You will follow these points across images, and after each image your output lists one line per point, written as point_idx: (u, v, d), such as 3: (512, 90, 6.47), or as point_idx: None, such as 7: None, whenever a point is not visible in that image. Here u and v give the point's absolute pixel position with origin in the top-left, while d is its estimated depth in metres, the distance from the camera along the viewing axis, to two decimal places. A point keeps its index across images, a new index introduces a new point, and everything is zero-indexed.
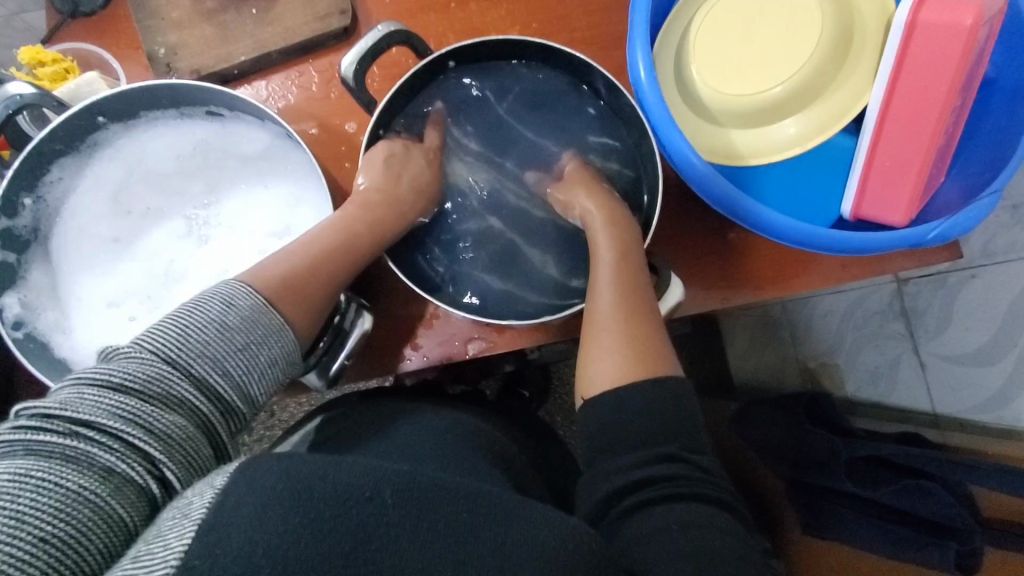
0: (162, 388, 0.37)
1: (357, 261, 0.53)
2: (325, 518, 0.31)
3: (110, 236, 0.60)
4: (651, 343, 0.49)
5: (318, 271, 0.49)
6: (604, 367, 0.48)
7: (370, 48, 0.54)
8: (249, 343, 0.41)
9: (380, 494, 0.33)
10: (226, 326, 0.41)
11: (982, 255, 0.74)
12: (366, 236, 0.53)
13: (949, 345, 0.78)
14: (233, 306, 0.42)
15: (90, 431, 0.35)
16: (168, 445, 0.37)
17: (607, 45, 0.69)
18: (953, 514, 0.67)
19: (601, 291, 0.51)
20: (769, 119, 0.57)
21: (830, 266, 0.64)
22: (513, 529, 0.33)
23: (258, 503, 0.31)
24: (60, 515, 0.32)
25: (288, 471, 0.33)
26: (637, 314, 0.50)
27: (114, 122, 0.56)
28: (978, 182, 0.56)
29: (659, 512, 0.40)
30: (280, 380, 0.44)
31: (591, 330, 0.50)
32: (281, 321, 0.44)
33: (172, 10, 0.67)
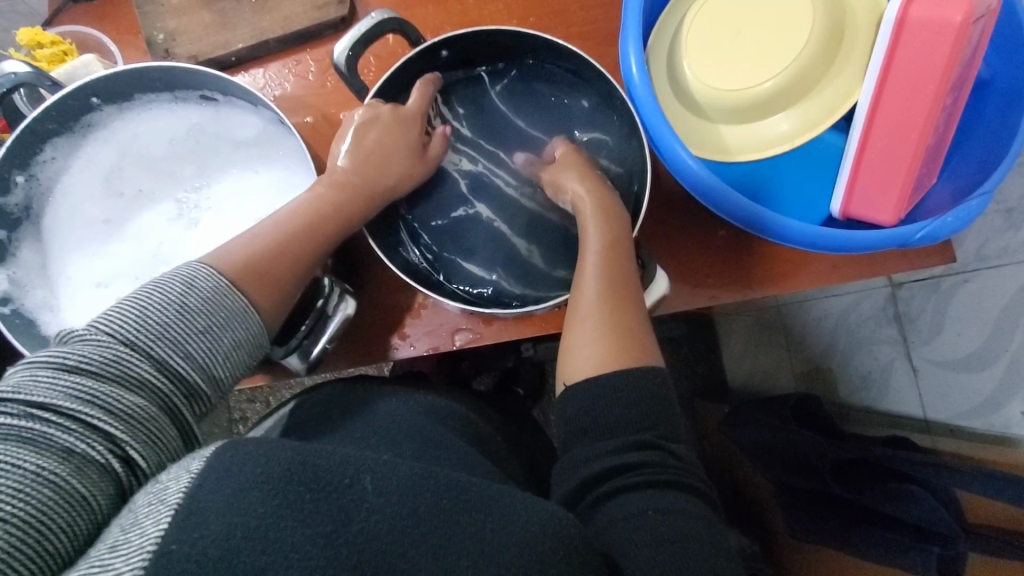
0: (119, 370, 0.38)
1: (329, 242, 0.52)
2: (306, 500, 0.31)
3: (100, 218, 0.60)
4: (634, 333, 0.49)
5: (289, 252, 0.49)
6: (585, 358, 0.48)
7: (361, 35, 0.54)
8: (211, 326, 0.42)
9: (360, 479, 0.32)
10: (186, 307, 0.41)
11: (976, 259, 0.73)
12: (334, 223, 0.52)
13: (940, 350, 0.77)
14: (193, 288, 0.42)
15: (48, 412, 0.35)
16: (129, 425, 0.37)
17: (603, 41, 0.70)
18: (937, 518, 0.66)
19: (586, 280, 0.51)
20: (758, 115, 0.57)
21: (821, 267, 0.64)
22: (490, 512, 0.33)
23: (238, 487, 0.31)
24: (19, 495, 0.32)
25: (267, 456, 0.32)
26: (618, 304, 0.50)
27: (108, 104, 0.57)
28: (968, 184, 0.55)
29: (635, 498, 0.40)
30: (247, 361, 0.44)
31: (574, 318, 0.50)
32: (246, 304, 0.44)
33: None
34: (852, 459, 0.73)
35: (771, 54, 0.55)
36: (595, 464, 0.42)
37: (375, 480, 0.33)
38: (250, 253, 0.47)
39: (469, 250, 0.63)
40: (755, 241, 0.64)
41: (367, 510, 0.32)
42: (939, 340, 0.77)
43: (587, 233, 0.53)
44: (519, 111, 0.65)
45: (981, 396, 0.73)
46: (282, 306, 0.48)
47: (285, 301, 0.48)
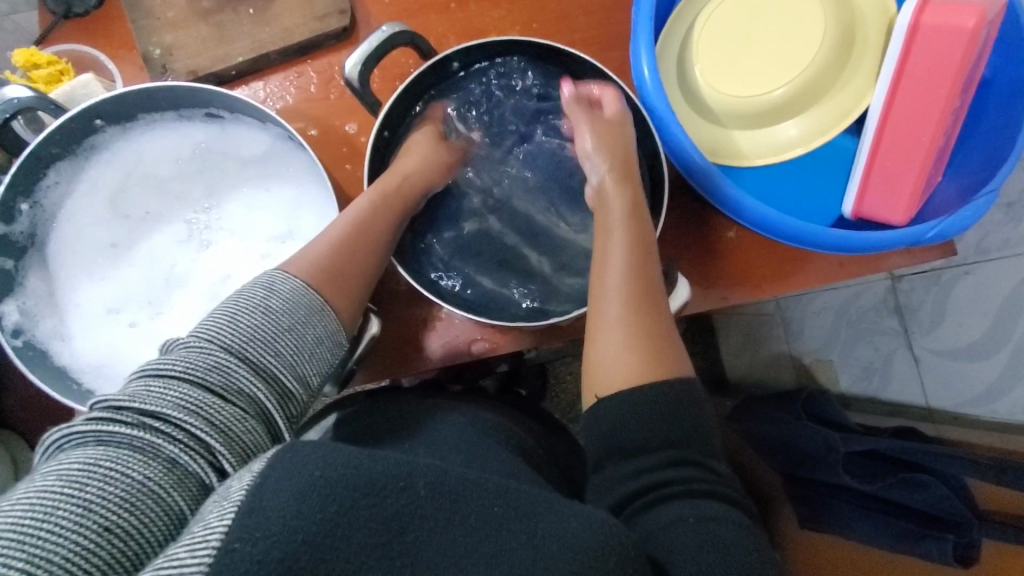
0: (221, 377, 0.37)
1: (382, 240, 0.53)
2: (359, 506, 0.27)
3: (107, 242, 0.59)
4: (660, 351, 0.46)
5: (357, 256, 0.50)
6: (610, 359, 0.46)
7: (373, 50, 0.53)
8: (294, 324, 0.41)
9: (413, 483, 0.28)
10: (270, 309, 0.41)
11: (976, 251, 0.74)
12: (383, 222, 0.53)
13: (942, 339, 0.79)
14: (273, 292, 0.42)
15: (157, 421, 0.35)
16: (227, 436, 0.36)
17: (607, 47, 0.70)
18: (948, 506, 0.68)
19: (612, 277, 0.50)
20: (771, 120, 0.58)
21: (827, 264, 0.65)
22: (539, 522, 0.29)
23: (297, 489, 0.26)
24: (125, 506, 0.31)
25: (328, 456, 0.28)
26: (645, 314, 0.48)
27: (111, 125, 0.56)
28: (974, 182, 0.57)
29: (676, 507, 0.38)
30: (329, 358, 0.44)
31: (598, 327, 0.49)
32: (321, 301, 0.44)
33: (167, 10, 0.66)
34: (861, 451, 0.74)
35: (783, 61, 0.56)
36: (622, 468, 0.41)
37: (429, 481, 0.29)
38: (318, 253, 0.48)
39: (481, 260, 0.62)
40: (763, 243, 0.65)
41: (420, 516, 0.28)
42: (939, 331, 0.80)
43: (607, 236, 0.53)
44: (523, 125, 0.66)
45: (986, 383, 0.76)
46: (355, 305, 0.48)
47: (358, 304, 0.48)
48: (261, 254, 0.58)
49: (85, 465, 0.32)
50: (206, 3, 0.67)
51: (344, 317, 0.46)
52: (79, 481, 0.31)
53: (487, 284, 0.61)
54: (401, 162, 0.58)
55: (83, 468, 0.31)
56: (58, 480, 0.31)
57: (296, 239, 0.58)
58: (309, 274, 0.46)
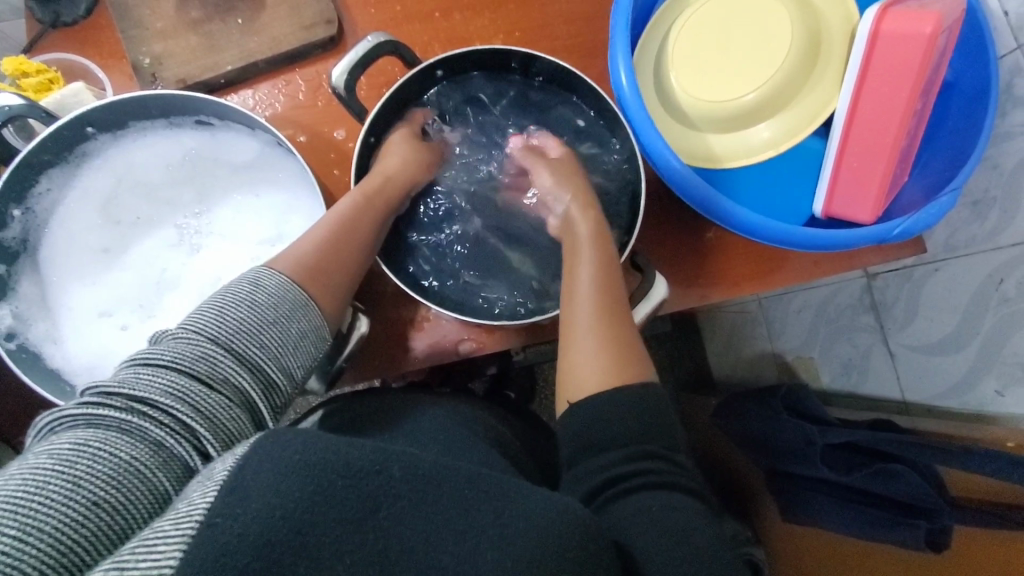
0: (208, 366, 0.38)
1: (367, 240, 0.54)
2: (336, 486, 0.28)
3: (99, 247, 0.60)
4: (629, 354, 0.49)
5: (341, 256, 0.51)
6: (584, 365, 0.48)
7: (358, 59, 0.55)
8: (279, 317, 0.43)
9: (388, 467, 0.29)
10: (256, 302, 0.42)
11: (945, 248, 0.74)
12: (366, 223, 0.54)
13: (914, 336, 0.80)
14: (259, 287, 0.44)
15: (145, 406, 0.36)
16: (212, 422, 0.37)
17: (588, 54, 0.72)
18: (922, 494, 0.70)
19: (579, 289, 0.53)
20: (743, 125, 0.60)
21: (802, 263, 0.67)
22: (508, 503, 0.30)
23: (277, 470, 0.28)
24: (112, 483, 0.32)
25: (307, 442, 0.29)
26: (613, 322, 0.50)
27: (103, 132, 0.57)
28: (938, 182, 0.60)
29: (643, 496, 0.39)
30: (313, 352, 0.45)
31: (571, 333, 0.51)
32: (306, 296, 0.46)
33: (156, 21, 0.68)
34: (839, 443, 0.77)
35: (754, 68, 0.59)
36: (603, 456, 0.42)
37: (403, 465, 0.30)
38: (305, 252, 0.49)
39: (467, 262, 0.63)
40: (739, 242, 0.67)
41: (394, 495, 0.29)
42: (912, 326, 0.81)
43: (576, 253, 0.55)
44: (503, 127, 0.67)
45: (957, 376, 0.75)
46: (339, 302, 0.50)
47: (341, 302, 0.50)
48: (251, 257, 0.59)
49: (75, 445, 0.33)
50: (194, 13, 0.69)
51: (327, 314, 0.48)
52: (69, 459, 0.32)
53: (473, 285, 0.63)
54: (382, 160, 0.59)
55: (73, 448, 0.33)
56: (48, 458, 0.32)
57: (285, 242, 0.59)
58: (294, 274, 0.47)
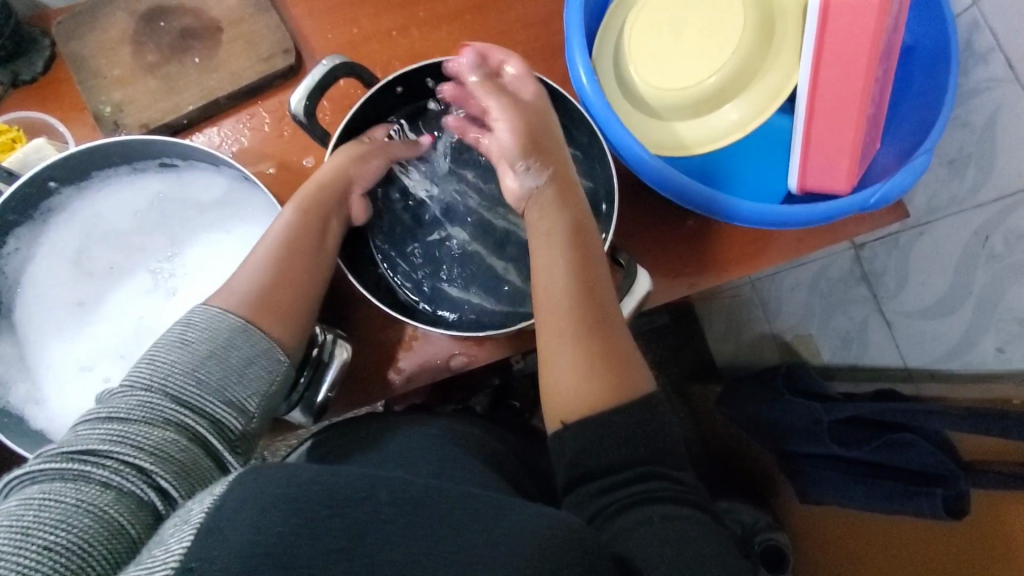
0: (145, 408, 0.39)
1: (317, 260, 0.52)
2: (321, 518, 0.27)
3: (74, 301, 0.59)
4: (620, 366, 0.47)
5: (292, 281, 0.50)
6: (570, 379, 0.46)
7: (316, 84, 0.55)
8: (214, 349, 0.43)
9: (376, 492, 0.29)
10: (186, 340, 0.42)
11: (927, 211, 0.74)
12: (312, 243, 0.52)
13: (908, 302, 0.80)
14: (190, 325, 0.44)
15: (88, 454, 0.37)
16: (159, 457, 0.37)
17: (548, 56, 0.72)
18: (935, 461, 0.69)
19: (557, 297, 0.49)
20: (708, 108, 0.60)
21: (786, 240, 0.67)
22: (497, 519, 0.29)
23: (255, 507, 0.27)
24: (61, 525, 0.33)
25: (288, 476, 0.29)
26: (599, 333, 0.48)
27: (66, 186, 0.57)
28: (911, 145, 0.59)
29: (646, 509, 0.39)
30: (265, 377, 0.44)
31: (552, 348, 0.48)
32: (242, 321, 0.45)
33: (115, 69, 0.68)
34: (845, 417, 0.76)
35: (712, 52, 0.59)
36: (590, 484, 0.42)
37: (391, 489, 0.29)
38: (246, 283, 0.48)
39: (449, 274, 0.62)
40: (721, 227, 0.67)
41: (381, 521, 0.28)
42: (904, 292, 0.80)
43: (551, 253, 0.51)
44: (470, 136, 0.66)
45: (956, 337, 0.74)
46: (293, 325, 0.48)
47: (300, 326, 0.48)
48: None
49: (20, 501, 0.33)
50: (151, 57, 0.69)
51: (278, 336, 0.47)
52: (14, 513, 0.33)
53: (456, 296, 0.62)
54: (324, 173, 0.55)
55: (18, 503, 0.33)
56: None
57: None
58: (242, 309, 0.46)
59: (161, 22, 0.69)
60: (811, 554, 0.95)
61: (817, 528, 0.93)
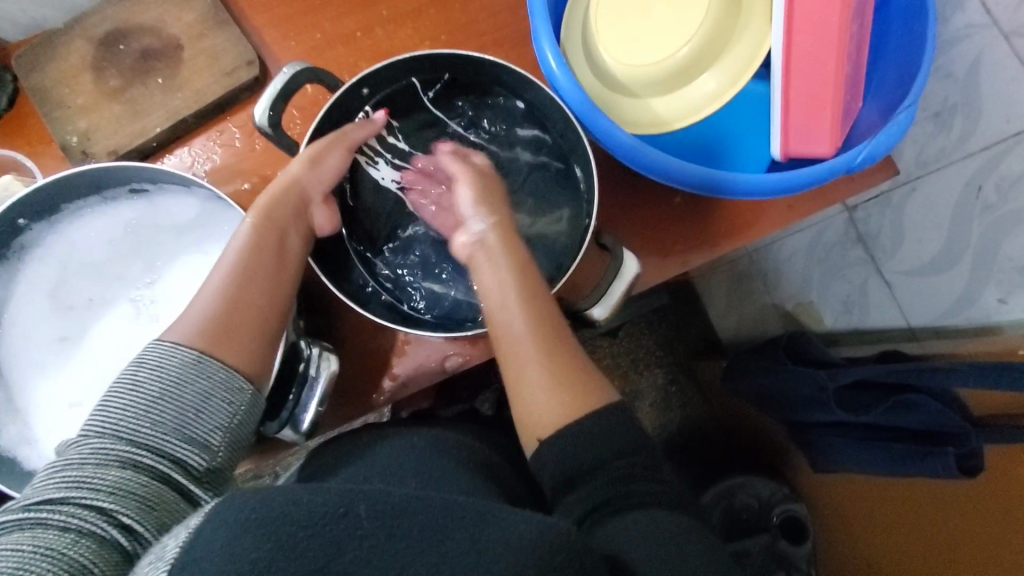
0: (102, 453, 0.40)
1: (278, 278, 0.50)
2: (298, 538, 0.26)
3: (56, 336, 0.58)
4: (581, 380, 0.48)
5: (251, 305, 0.48)
6: (539, 402, 0.47)
7: (278, 92, 0.53)
8: (169, 386, 0.42)
9: (354, 507, 0.27)
10: (139, 380, 0.42)
11: (917, 166, 0.72)
12: (269, 261, 0.50)
13: (906, 260, 0.78)
14: (142, 364, 0.43)
15: (48, 501, 0.37)
16: (120, 497, 0.39)
17: (518, 43, 0.70)
18: (944, 419, 0.68)
19: (511, 324, 0.49)
20: (681, 82, 0.59)
21: (777, 208, 0.65)
22: (486, 527, 0.28)
23: (228, 535, 0.26)
24: (20, 571, 0.33)
25: (264, 500, 0.27)
26: (557, 353, 0.49)
27: (36, 221, 0.56)
28: (894, 100, 0.57)
29: (630, 513, 0.41)
30: (227, 407, 0.44)
31: (515, 375, 0.49)
32: (197, 354, 0.44)
33: (78, 97, 0.67)
34: (850, 383, 0.75)
35: (680, 25, 0.58)
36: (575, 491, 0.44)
37: (371, 503, 0.28)
38: (201, 312, 0.47)
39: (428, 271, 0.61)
40: (707, 201, 0.66)
41: (359, 537, 0.27)
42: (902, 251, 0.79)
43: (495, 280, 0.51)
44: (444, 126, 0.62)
45: (955, 293, 0.73)
46: (253, 350, 0.47)
47: (262, 351, 0.47)
48: None
49: None
50: (113, 81, 0.67)
51: (237, 366, 0.46)
52: None
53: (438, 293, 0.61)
54: (280, 182, 0.53)
55: None
56: None
57: None
58: (198, 341, 0.45)
59: (120, 45, 0.68)
60: (829, 521, 0.95)
61: (832, 496, 0.92)
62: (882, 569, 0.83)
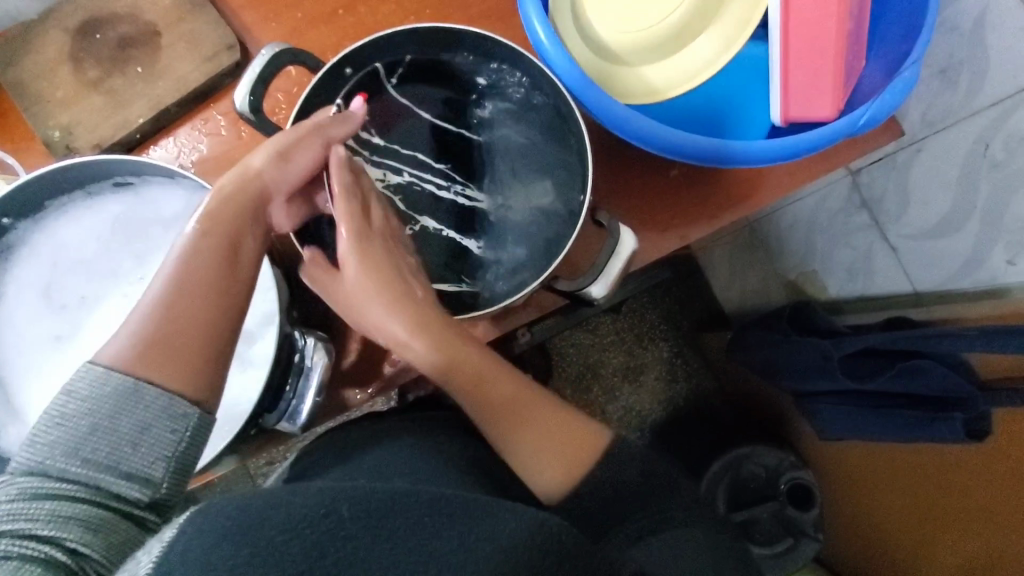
0: (37, 482, 0.36)
1: (229, 284, 0.43)
2: (276, 542, 0.28)
3: (50, 335, 0.57)
4: (574, 431, 0.53)
5: (197, 319, 0.41)
6: (545, 465, 0.51)
7: (257, 77, 0.52)
8: (106, 415, 0.37)
9: (336, 508, 0.30)
10: (71, 408, 0.37)
11: (923, 126, 0.70)
12: (219, 266, 0.43)
13: (911, 225, 0.76)
14: (71, 392, 0.37)
15: None
16: (62, 524, 0.35)
17: (506, 14, 0.67)
18: (954, 384, 0.66)
19: (495, 403, 0.52)
20: (675, 49, 0.58)
21: (778, 176, 0.64)
22: (472, 528, 0.32)
23: (207, 543, 0.28)
24: None
25: (244, 505, 0.30)
26: (545, 415, 0.53)
27: (20, 219, 0.55)
28: (897, 57, 0.55)
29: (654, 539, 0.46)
30: (173, 439, 0.39)
31: (514, 447, 0.52)
32: (134, 381, 0.38)
33: (56, 90, 0.65)
34: (855, 352, 0.74)
35: None
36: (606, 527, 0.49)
37: (352, 503, 0.31)
38: (138, 327, 0.40)
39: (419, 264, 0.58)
40: (706, 171, 0.64)
41: (343, 536, 0.30)
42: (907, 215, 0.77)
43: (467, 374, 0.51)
44: (428, 101, 0.59)
45: (962, 255, 0.71)
46: (201, 371, 0.40)
47: (211, 372, 0.41)
48: None
49: None
50: (92, 72, 0.65)
51: (181, 390, 0.39)
52: None
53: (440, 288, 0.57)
54: (230, 179, 0.46)
55: None
56: None
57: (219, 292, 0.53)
58: (138, 361, 0.39)
59: (96, 33, 0.66)
60: (835, 489, 0.95)
61: (837, 464, 0.93)
62: (890, 530, 0.84)
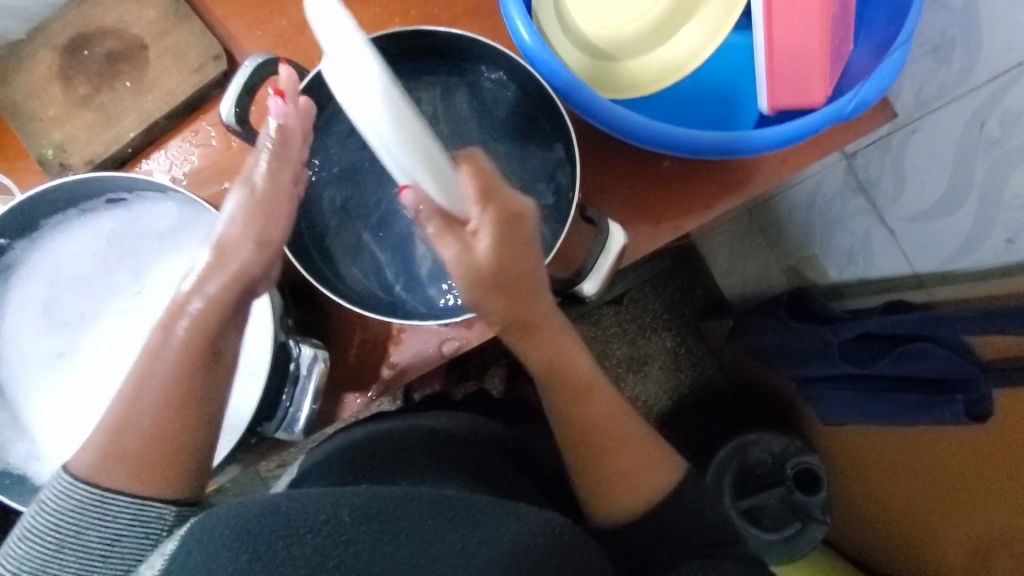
0: None
1: (202, 390, 0.44)
2: (277, 547, 0.31)
3: (54, 352, 0.59)
4: (653, 453, 0.55)
5: (179, 427, 0.43)
6: (621, 476, 0.54)
7: (240, 88, 0.52)
8: (77, 525, 0.39)
9: (336, 514, 0.32)
10: (43, 524, 0.39)
11: (918, 106, 0.69)
12: (193, 374, 0.43)
13: (908, 206, 0.76)
14: (42, 506, 0.40)
15: None
16: None
17: (490, 12, 0.67)
18: (955, 366, 0.66)
19: (586, 414, 0.54)
20: (659, 41, 0.58)
21: (771, 163, 0.63)
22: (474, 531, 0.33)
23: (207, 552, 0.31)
24: None
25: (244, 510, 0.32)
26: (629, 432, 0.55)
27: (16, 240, 0.55)
28: (885, 39, 0.55)
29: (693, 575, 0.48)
30: (144, 533, 0.41)
31: (596, 454, 0.54)
32: (100, 490, 0.40)
33: (48, 109, 0.65)
34: (854, 337, 0.73)
35: None
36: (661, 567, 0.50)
37: (352, 509, 0.32)
38: (124, 439, 0.42)
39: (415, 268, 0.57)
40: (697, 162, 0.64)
41: (342, 541, 0.31)
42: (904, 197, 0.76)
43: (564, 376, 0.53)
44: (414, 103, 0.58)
45: (961, 236, 0.71)
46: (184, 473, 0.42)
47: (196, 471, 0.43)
48: None
49: None
50: (81, 89, 0.66)
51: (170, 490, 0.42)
52: None
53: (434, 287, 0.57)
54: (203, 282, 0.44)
55: None
56: None
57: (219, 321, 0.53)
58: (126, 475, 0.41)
59: (83, 50, 0.66)
60: (841, 473, 0.95)
61: (842, 448, 0.93)
62: (895, 513, 0.84)
